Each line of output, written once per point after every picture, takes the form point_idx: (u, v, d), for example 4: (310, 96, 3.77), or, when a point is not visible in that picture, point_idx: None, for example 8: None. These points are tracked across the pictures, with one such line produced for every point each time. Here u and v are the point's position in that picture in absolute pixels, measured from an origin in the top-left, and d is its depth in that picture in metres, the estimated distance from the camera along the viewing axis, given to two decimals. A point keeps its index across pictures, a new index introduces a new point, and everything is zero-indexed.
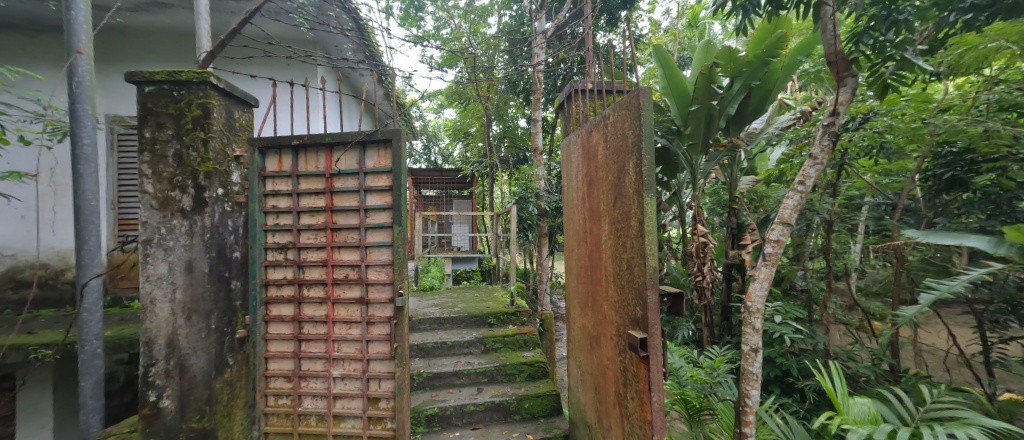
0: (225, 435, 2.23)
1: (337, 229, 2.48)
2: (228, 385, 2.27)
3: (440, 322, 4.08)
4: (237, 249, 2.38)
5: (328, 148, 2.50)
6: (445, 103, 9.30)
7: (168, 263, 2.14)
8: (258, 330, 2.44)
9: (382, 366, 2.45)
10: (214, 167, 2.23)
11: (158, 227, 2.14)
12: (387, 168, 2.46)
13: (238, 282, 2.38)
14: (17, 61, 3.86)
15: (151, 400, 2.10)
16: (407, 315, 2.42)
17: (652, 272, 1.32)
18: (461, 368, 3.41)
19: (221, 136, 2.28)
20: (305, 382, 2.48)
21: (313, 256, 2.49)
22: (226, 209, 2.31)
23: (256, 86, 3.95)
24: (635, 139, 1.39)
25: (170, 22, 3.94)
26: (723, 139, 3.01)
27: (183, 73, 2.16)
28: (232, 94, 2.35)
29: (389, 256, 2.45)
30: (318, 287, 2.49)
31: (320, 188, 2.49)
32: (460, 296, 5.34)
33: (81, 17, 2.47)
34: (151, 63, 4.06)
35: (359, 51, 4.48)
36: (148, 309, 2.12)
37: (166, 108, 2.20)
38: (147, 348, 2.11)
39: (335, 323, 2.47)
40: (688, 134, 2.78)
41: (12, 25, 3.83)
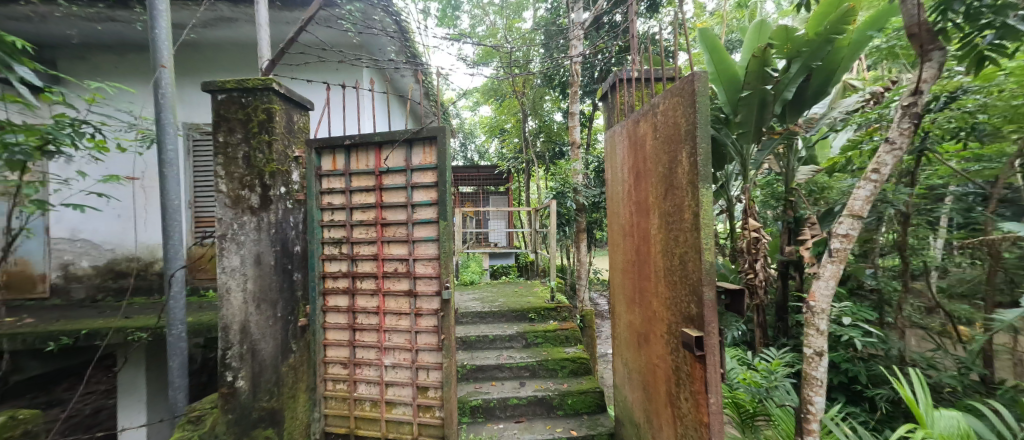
0: (292, 414, 2.42)
1: (387, 225, 2.58)
2: (293, 369, 2.45)
3: (482, 315, 4.17)
4: (298, 243, 2.55)
5: (377, 147, 2.61)
6: (480, 101, 9.38)
7: (241, 256, 2.35)
8: (318, 319, 2.61)
9: (430, 357, 2.53)
10: (278, 167, 2.41)
11: (231, 223, 2.36)
12: (432, 164, 2.52)
13: (299, 275, 2.55)
14: (113, 78, 4.38)
15: (228, 380, 2.33)
16: (453, 308, 2.48)
17: (708, 268, 1.26)
18: (504, 362, 3.46)
19: (283, 138, 2.46)
20: (360, 369, 2.62)
21: (365, 250, 2.62)
22: (288, 205, 2.48)
23: (312, 90, 4.23)
24: (689, 127, 1.32)
25: (234, 35, 4.28)
26: (778, 126, 2.80)
27: (249, 81, 2.36)
28: (292, 98, 2.52)
29: (435, 250, 2.52)
30: (370, 279, 2.61)
31: (371, 185, 2.60)
32: (501, 291, 5.42)
33: (163, 35, 2.75)
34: (218, 74, 4.43)
35: (402, 52, 4.63)
36: (224, 298, 2.34)
37: (236, 113, 2.40)
38: (223, 334, 2.33)
39: (386, 314, 2.59)
40: (738, 122, 2.61)
41: (108, 46, 4.35)
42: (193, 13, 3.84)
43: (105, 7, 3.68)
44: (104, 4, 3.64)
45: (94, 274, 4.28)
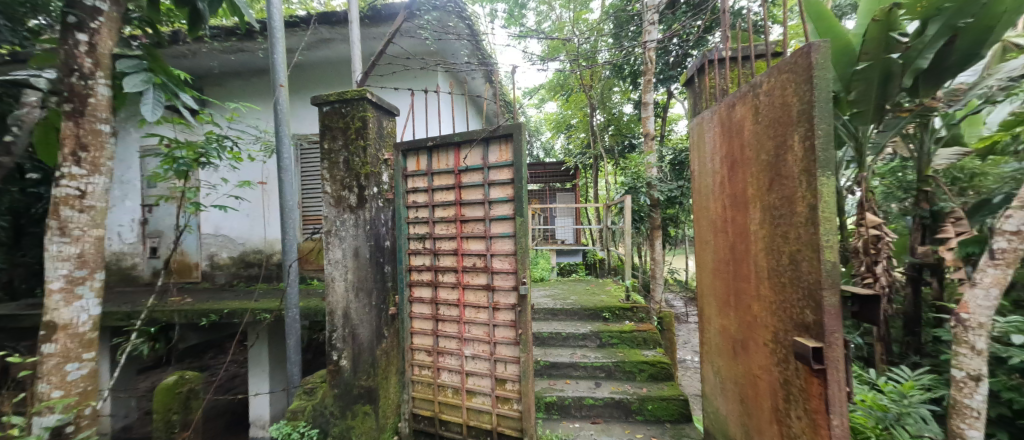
0: (384, 394, 2.66)
1: (466, 221, 2.68)
2: (385, 353, 2.69)
3: (553, 312, 4.16)
4: (387, 238, 2.79)
5: (456, 147, 2.72)
6: (547, 97, 9.30)
7: (343, 249, 2.64)
8: (405, 309, 2.82)
9: (507, 350, 2.57)
10: (371, 169, 2.65)
11: (335, 220, 2.67)
12: (508, 162, 2.55)
13: (389, 267, 2.79)
14: (242, 99, 5.21)
15: (334, 359, 2.64)
16: (529, 303, 2.49)
17: (829, 268, 1.09)
18: (578, 360, 3.41)
19: (375, 143, 2.70)
20: (442, 357, 2.77)
21: (446, 245, 2.75)
22: (380, 204, 2.72)
23: (397, 96, 4.60)
24: (804, 107, 1.16)
25: (331, 53, 4.81)
26: (907, 101, 2.33)
27: (347, 93, 2.64)
28: (381, 105, 2.77)
29: (511, 246, 2.55)
30: (450, 273, 2.73)
31: (450, 184, 2.73)
32: (571, 288, 5.35)
33: (279, 59, 3.19)
34: (319, 90, 5.01)
35: (474, 55, 4.80)
36: (330, 286, 2.66)
37: (337, 122, 2.70)
38: (329, 318, 2.65)
39: (465, 307, 2.69)
40: (852, 100, 2.21)
41: (239, 73, 5.20)
42: (301, 39, 4.40)
43: (237, 40, 4.38)
44: (236, 37, 4.33)
45: (231, 264, 5.16)
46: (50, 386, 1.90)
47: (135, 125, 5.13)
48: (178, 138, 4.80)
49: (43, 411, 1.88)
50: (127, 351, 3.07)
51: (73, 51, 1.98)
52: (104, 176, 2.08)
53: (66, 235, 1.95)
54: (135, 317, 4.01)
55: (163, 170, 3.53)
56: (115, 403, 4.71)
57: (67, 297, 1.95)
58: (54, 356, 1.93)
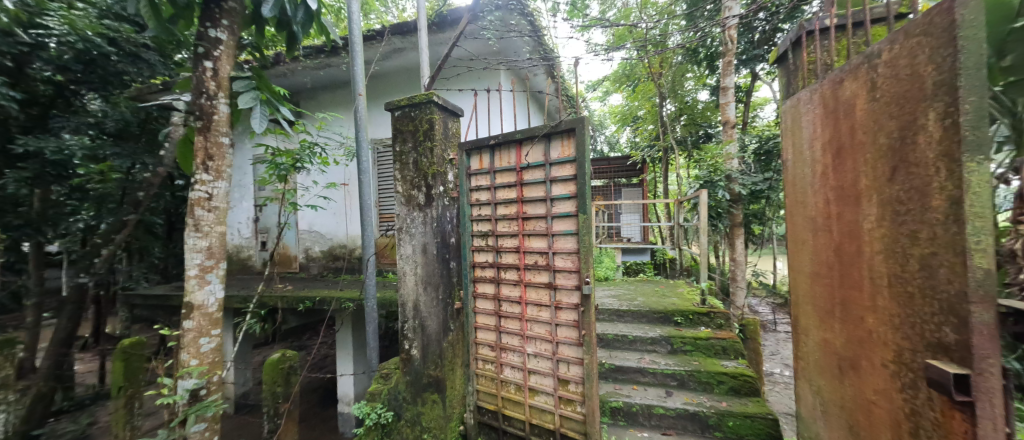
0: (450, 384, 2.79)
1: (527, 218, 2.65)
2: (452, 345, 2.81)
3: (619, 314, 4.00)
4: (453, 235, 2.90)
5: (518, 144, 2.69)
6: (611, 89, 8.94)
7: (413, 246, 2.84)
8: (470, 304, 2.88)
9: (570, 351, 2.49)
10: (438, 169, 2.79)
11: (406, 218, 2.87)
12: (571, 157, 2.46)
13: (454, 263, 2.88)
14: (328, 108, 5.77)
15: (405, 348, 2.86)
16: (594, 304, 2.38)
17: (979, 275, 0.88)
18: (646, 366, 3.22)
19: (441, 143, 2.84)
20: (505, 353, 2.77)
21: (508, 242, 2.74)
22: (445, 202, 2.83)
23: (461, 97, 4.77)
24: (943, 77, 0.94)
25: (403, 61, 5.11)
26: None
27: (416, 98, 2.80)
28: (447, 107, 2.90)
29: (574, 244, 2.46)
30: (512, 270, 2.72)
31: (512, 181, 2.70)
32: (639, 289, 5.10)
33: (359, 70, 3.46)
34: (391, 96, 5.36)
35: (536, 52, 4.78)
36: (402, 279, 2.89)
37: (408, 126, 2.89)
38: (402, 309, 2.88)
39: (527, 304, 2.66)
40: None
41: (327, 86, 5.77)
42: (377, 50, 4.72)
43: (324, 56, 4.83)
44: (324, 54, 4.77)
45: (321, 257, 5.75)
46: (189, 355, 2.26)
47: (247, 137, 5.98)
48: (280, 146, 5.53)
49: (185, 375, 2.26)
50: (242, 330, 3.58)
51: (201, 76, 2.33)
52: (226, 180, 2.43)
53: (199, 231, 2.30)
54: (248, 300, 4.67)
55: (267, 175, 4.03)
56: (235, 373, 5.55)
57: (200, 281, 2.31)
58: (192, 331, 2.29)
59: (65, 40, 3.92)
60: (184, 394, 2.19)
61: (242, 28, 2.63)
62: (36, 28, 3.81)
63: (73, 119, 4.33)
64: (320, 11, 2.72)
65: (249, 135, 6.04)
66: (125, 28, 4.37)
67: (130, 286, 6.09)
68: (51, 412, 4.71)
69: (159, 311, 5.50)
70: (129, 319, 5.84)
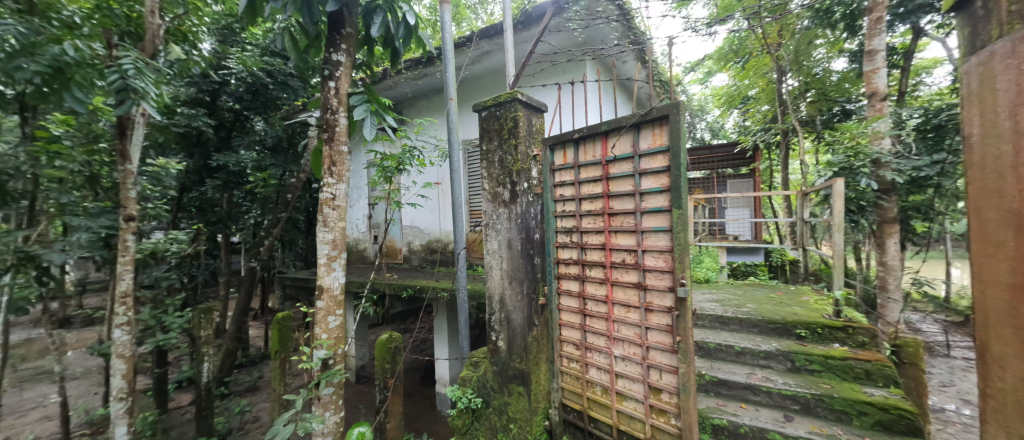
0: (536, 379, 2.82)
1: (614, 214, 2.51)
2: (537, 340, 2.83)
3: (724, 322, 3.64)
4: (537, 231, 2.89)
5: (603, 136, 2.56)
6: (715, 70, 8.06)
7: (499, 240, 2.96)
8: (554, 300, 2.85)
9: (662, 357, 2.30)
10: (522, 166, 2.81)
11: (493, 214, 3.00)
12: (663, 147, 2.25)
13: (539, 259, 2.87)
14: (425, 114, 6.24)
15: (493, 339, 3.01)
16: (690, 308, 2.14)
17: None
18: (758, 383, 2.84)
19: (526, 140, 2.86)
20: (590, 353, 2.67)
21: (593, 239, 2.63)
22: (530, 199, 2.86)
23: (545, 92, 4.76)
24: None
25: (489, 63, 5.27)
26: None
27: (501, 97, 2.87)
28: (531, 103, 2.90)
29: (667, 242, 2.25)
30: (598, 268, 2.60)
31: (598, 176, 2.58)
32: (749, 294, 4.56)
33: (451, 75, 3.65)
34: (479, 98, 5.57)
35: (624, 37, 4.51)
36: (490, 272, 3.04)
37: (494, 125, 2.99)
38: (489, 302, 3.03)
39: (614, 304, 2.53)
40: None
41: (424, 94, 6.24)
42: (466, 55, 4.95)
43: (421, 67, 5.22)
44: (421, 65, 5.17)
45: (421, 250, 6.27)
46: (321, 330, 2.63)
47: (360, 144, 6.79)
48: (387, 151, 6.20)
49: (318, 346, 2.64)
50: (358, 313, 4.09)
51: (327, 94, 2.69)
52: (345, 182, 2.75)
53: (327, 226, 2.66)
54: (363, 286, 5.32)
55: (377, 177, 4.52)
56: (356, 348, 6.41)
57: (328, 268, 2.65)
58: (322, 310, 2.65)
59: (240, 76, 5.54)
60: (318, 362, 2.56)
61: (357, 50, 2.98)
62: (223, 70, 5.51)
63: (246, 139, 6.05)
64: (419, 26, 2.93)
65: (362, 142, 6.86)
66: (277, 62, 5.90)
67: (280, 270, 7.41)
68: (230, 367, 5.99)
69: (298, 292, 6.59)
70: (279, 297, 7.12)
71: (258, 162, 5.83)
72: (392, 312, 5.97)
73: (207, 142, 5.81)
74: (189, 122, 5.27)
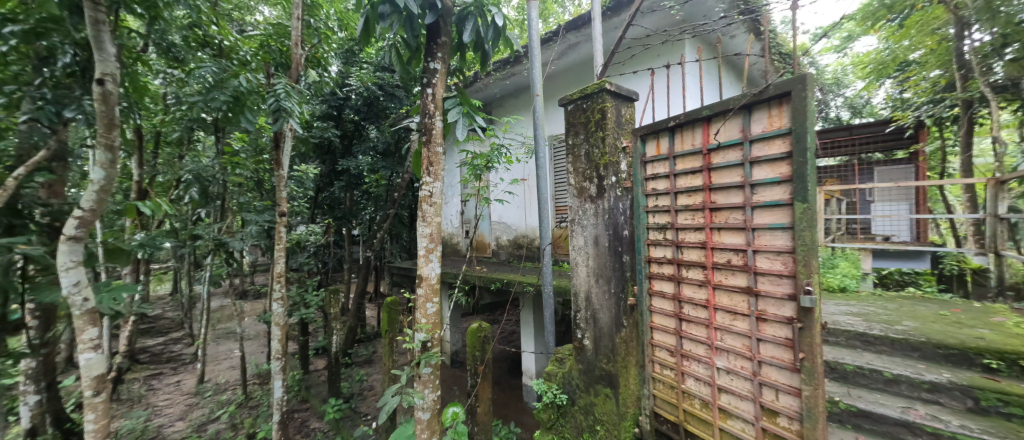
0: (624, 383, 2.68)
1: (717, 209, 2.22)
2: (625, 342, 2.68)
3: (867, 340, 3.03)
4: (626, 228, 2.69)
5: (705, 122, 2.29)
6: (858, 33, 6.65)
7: (584, 237, 2.89)
8: (645, 302, 2.64)
9: (779, 375, 1.98)
10: (609, 158, 2.69)
11: (578, 210, 2.93)
12: (782, 130, 1.93)
13: (628, 257, 2.67)
14: (513, 112, 6.37)
15: (578, 337, 2.96)
16: (818, 320, 1.81)
17: None
18: (919, 421, 2.28)
19: (613, 131, 2.72)
20: (687, 361, 2.43)
21: (691, 237, 2.38)
22: (619, 193, 2.69)
23: (637, 80, 4.48)
24: None
25: (576, 56, 5.15)
26: None
27: (588, 88, 2.78)
28: (620, 92, 2.74)
29: (786, 241, 1.93)
30: (697, 269, 2.35)
31: (697, 166, 2.32)
32: (905, 309, 3.71)
33: (537, 71, 3.64)
34: (565, 91, 5.48)
35: (732, 8, 4.00)
36: (575, 269, 3.00)
37: (580, 118, 2.92)
38: (574, 298, 3.00)
39: (717, 310, 2.25)
40: None
41: (511, 92, 6.37)
42: (553, 50, 4.90)
43: (509, 67, 5.34)
44: (508, 64, 5.28)
45: (509, 245, 6.44)
46: (421, 314, 2.85)
47: (453, 144, 7.25)
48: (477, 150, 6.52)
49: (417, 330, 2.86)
50: (453, 302, 4.37)
51: (425, 100, 2.89)
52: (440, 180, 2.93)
53: (426, 221, 2.87)
54: (456, 277, 5.67)
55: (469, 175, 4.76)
56: (451, 334, 6.89)
57: (426, 259, 2.86)
58: (422, 297, 2.87)
59: (358, 90, 6.40)
60: (418, 343, 2.77)
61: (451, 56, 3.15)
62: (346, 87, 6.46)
63: (363, 146, 6.84)
64: (507, 26, 2.97)
65: (455, 143, 7.30)
66: (387, 76, 6.68)
67: (389, 260, 8.30)
68: (351, 341, 6.93)
69: (403, 280, 7.31)
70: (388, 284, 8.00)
71: (371, 166, 6.58)
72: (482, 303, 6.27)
73: (335, 150, 6.84)
74: (322, 133, 6.28)
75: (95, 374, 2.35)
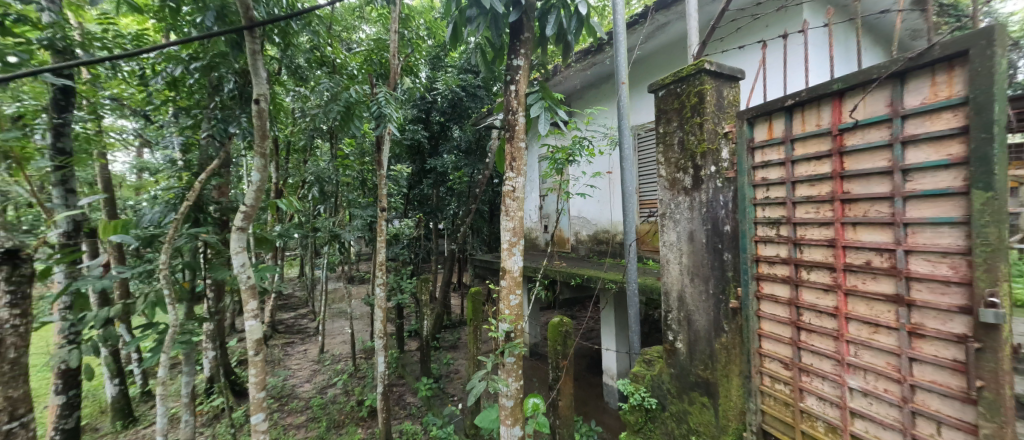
0: (725, 394, 2.43)
1: (852, 201, 1.86)
2: (726, 349, 2.44)
3: None
4: (728, 223, 2.44)
5: (836, 98, 1.95)
6: None
7: (677, 232, 2.75)
8: (751, 305, 2.35)
9: (943, 404, 1.60)
10: (709, 146, 2.50)
11: (669, 203, 2.81)
12: (952, 100, 1.55)
13: (730, 255, 2.44)
14: (595, 103, 6.19)
15: (670, 339, 2.79)
16: (1007, 341, 1.41)
17: None
18: None
19: (714, 116, 2.50)
20: (807, 377, 2.10)
21: (815, 234, 2.03)
22: (719, 184, 2.48)
23: (747, 55, 3.99)
24: None
25: (667, 36, 4.80)
26: None
27: (683, 71, 2.60)
28: (722, 73, 2.50)
29: (957, 239, 1.54)
30: (822, 271, 2.01)
31: (824, 151, 1.98)
32: None
33: (622, 58, 3.47)
34: (654, 76, 5.15)
35: None
36: (666, 267, 2.84)
37: (673, 104, 2.75)
38: (666, 297, 2.83)
39: (849, 320, 1.90)
40: None
41: (593, 83, 6.19)
42: (640, 33, 4.62)
43: (591, 56, 5.19)
44: (590, 54, 5.13)
45: (589, 240, 6.31)
46: (505, 305, 2.94)
47: (535, 138, 7.32)
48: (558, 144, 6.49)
49: (501, 320, 2.95)
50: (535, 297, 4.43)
51: (508, 98, 2.95)
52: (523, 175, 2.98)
53: (510, 216, 2.95)
54: (537, 271, 5.75)
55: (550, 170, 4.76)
56: (531, 327, 7.01)
57: (510, 252, 2.94)
58: (505, 288, 2.97)
59: (445, 93, 6.80)
60: (503, 333, 2.87)
61: (533, 52, 3.17)
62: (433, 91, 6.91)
63: (447, 145, 7.29)
64: (590, 14, 2.88)
65: (537, 138, 7.37)
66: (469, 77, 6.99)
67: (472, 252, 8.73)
68: (439, 326, 7.48)
69: (486, 272, 7.64)
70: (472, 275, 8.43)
71: (456, 164, 6.97)
72: (562, 298, 6.24)
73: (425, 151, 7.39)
74: (413, 135, 6.85)
75: (256, 337, 2.91)
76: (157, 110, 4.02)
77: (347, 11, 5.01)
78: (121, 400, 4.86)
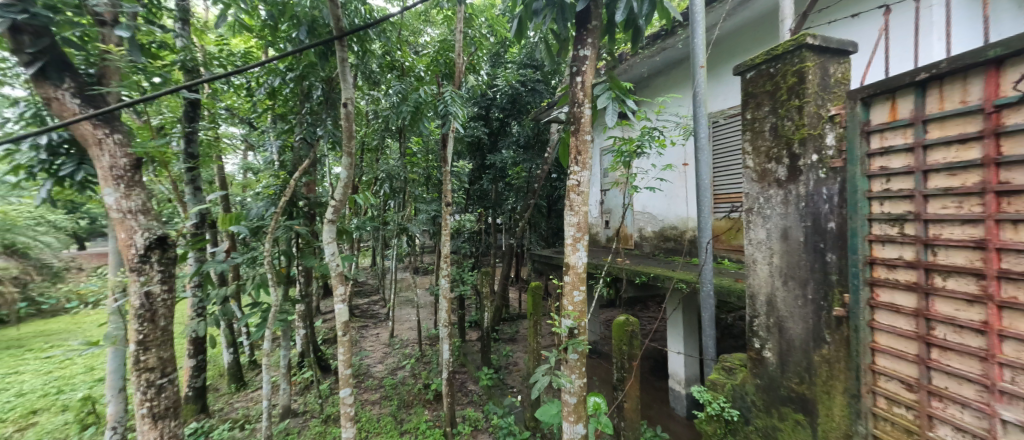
0: (825, 413, 2.15)
1: (1013, 193, 1.51)
2: (828, 363, 2.15)
3: None
4: (832, 219, 2.15)
5: (991, 67, 1.59)
6: None
7: (766, 229, 2.49)
8: (862, 315, 2.04)
9: None
10: (809, 132, 2.23)
11: (757, 197, 2.55)
12: None
13: (834, 256, 2.14)
14: (665, 91, 5.82)
15: (756, 347, 2.55)
16: None
17: None
18: None
19: (816, 98, 2.21)
20: (940, 402, 1.78)
21: (955, 233, 1.70)
22: (821, 175, 2.19)
23: (863, 23, 3.44)
24: None
25: (754, 11, 4.34)
26: None
27: (779, 48, 2.32)
28: (828, 47, 2.19)
29: None
30: (964, 278, 1.67)
31: (972, 132, 1.63)
32: None
33: (699, 40, 3.20)
34: (736, 58, 4.70)
35: None
36: (752, 267, 2.59)
37: (766, 86, 2.48)
38: (751, 300, 2.58)
39: (1004, 338, 1.56)
40: None
41: (664, 70, 5.83)
42: (721, 10, 4.22)
43: (661, 41, 4.89)
44: (661, 38, 4.83)
45: (654, 237, 6.00)
46: (568, 301, 2.89)
47: (601, 130, 7.09)
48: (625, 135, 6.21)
49: (564, 315, 2.90)
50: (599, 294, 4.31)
51: (574, 89, 2.87)
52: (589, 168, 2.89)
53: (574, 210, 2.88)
54: (599, 267, 5.60)
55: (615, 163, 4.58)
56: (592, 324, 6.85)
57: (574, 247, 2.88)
58: (569, 283, 2.91)
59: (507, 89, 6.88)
60: (566, 329, 2.82)
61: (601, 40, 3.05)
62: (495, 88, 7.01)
63: (507, 141, 7.38)
64: None
65: (602, 130, 7.15)
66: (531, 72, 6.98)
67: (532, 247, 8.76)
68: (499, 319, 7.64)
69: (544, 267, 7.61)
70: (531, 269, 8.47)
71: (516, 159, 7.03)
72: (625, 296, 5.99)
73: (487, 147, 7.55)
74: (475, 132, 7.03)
75: (343, 319, 3.22)
76: (260, 116, 4.57)
77: (415, 16, 5.24)
78: (234, 367, 5.66)
